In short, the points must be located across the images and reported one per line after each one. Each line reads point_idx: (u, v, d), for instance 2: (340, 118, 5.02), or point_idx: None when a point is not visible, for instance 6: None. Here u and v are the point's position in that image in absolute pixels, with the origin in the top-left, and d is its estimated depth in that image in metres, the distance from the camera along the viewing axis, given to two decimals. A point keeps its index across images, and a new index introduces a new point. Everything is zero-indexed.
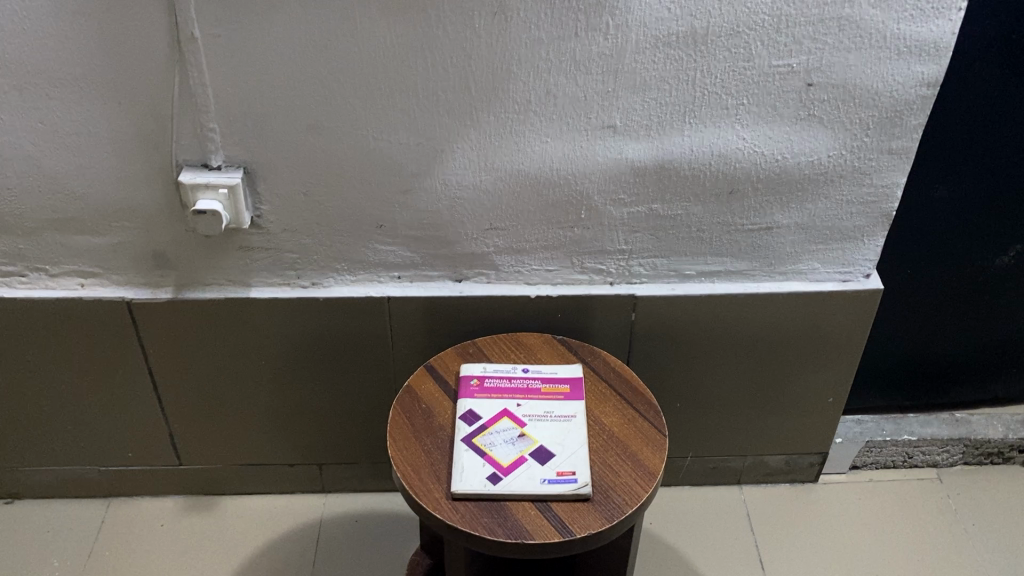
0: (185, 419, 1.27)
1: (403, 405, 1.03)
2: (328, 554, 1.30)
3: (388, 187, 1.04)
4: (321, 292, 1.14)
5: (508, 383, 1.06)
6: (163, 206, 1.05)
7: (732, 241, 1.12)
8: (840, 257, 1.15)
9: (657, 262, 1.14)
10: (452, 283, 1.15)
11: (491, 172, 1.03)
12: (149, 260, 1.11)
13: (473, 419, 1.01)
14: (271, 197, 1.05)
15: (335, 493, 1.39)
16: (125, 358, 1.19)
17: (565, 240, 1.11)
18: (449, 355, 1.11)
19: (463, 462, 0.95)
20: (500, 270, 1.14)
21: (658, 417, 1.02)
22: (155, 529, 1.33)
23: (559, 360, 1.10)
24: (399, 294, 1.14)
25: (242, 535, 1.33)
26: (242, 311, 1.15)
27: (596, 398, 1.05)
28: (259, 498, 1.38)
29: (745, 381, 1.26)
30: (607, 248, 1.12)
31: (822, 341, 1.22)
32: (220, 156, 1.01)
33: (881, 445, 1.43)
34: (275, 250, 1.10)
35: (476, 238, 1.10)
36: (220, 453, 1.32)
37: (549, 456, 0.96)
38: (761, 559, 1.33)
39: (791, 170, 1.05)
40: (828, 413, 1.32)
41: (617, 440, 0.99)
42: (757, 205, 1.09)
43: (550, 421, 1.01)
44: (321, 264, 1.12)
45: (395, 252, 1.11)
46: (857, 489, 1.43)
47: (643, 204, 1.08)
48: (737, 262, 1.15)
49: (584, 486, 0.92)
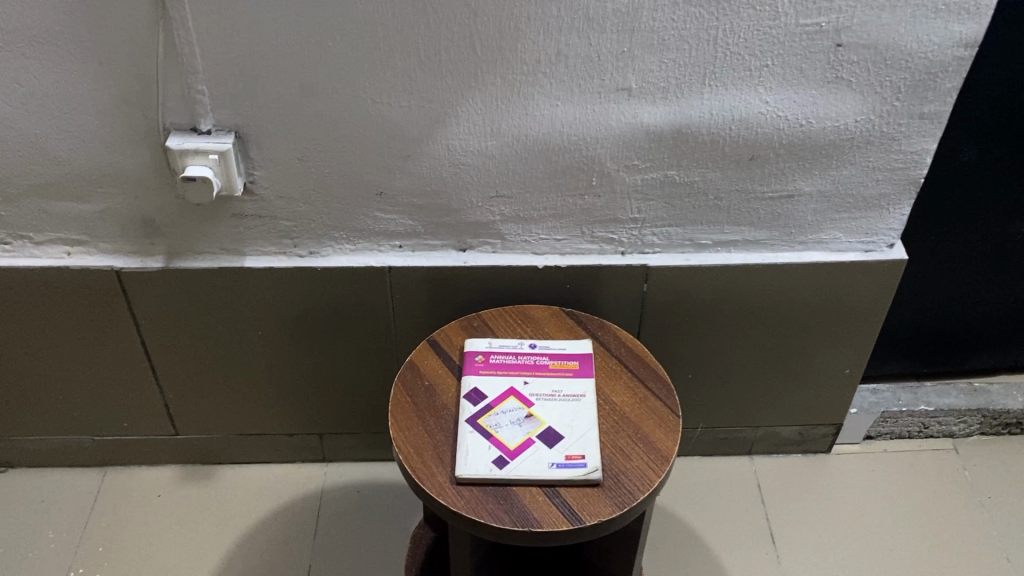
0: (179, 388, 1.23)
1: (404, 382, 0.99)
2: (330, 526, 1.28)
3: (389, 151, 0.99)
4: (318, 262, 1.09)
5: (514, 359, 1.01)
6: (150, 172, 0.99)
7: (752, 209, 1.06)
8: (863, 226, 1.09)
9: (671, 231, 1.08)
10: (456, 253, 1.10)
11: (498, 137, 0.98)
12: (138, 228, 1.06)
13: (478, 397, 0.96)
14: (265, 162, 0.99)
15: (336, 462, 1.35)
16: (116, 327, 1.14)
17: (576, 208, 1.05)
18: (452, 328, 1.05)
19: (468, 445, 0.91)
20: (507, 239, 1.08)
21: (671, 396, 0.98)
22: (151, 499, 1.30)
23: (567, 335, 1.05)
24: (400, 264, 1.09)
25: (242, 505, 1.30)
26: (237, 281, 1.10)
27: (607, 375, 1.00)
28: (258, 468, 1.34)
29: (761, 351, 1.22)
30: (619, 217, 1.06)
31: (841, 311, 1.17)
32: (209, 119, 0.95)
33: (897, 416, 1.39)
34: (270, 217, 1.05)
35: (481, 206, 1.04)
36: (217, 423, 1.28)
37: (557, 439, 0.92)
38: (771, 533, 1.30)
39: (816, 136, 0.99)
40: (844, 385, 1.28)
41: (629, 420, 0.95)
42: (778, 172, 1.03)
43: (558, 400, 0.96)
44: (318, 233, 1.07)
45: (396, 220, 1.06)
46: (871, 459, 1.40)
47: (658, 170, 1.02)
48: (756, 231, 1.09)
49: (594, 471, 0.89)
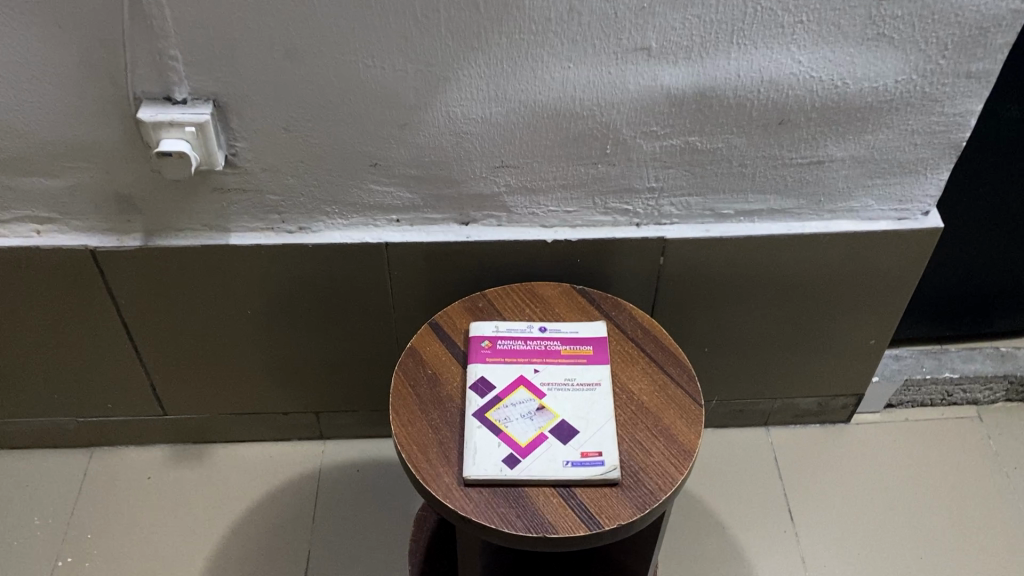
0: (165, 368, 1.16)
1: (406, 371, 0.91)
2: (329, 508, 1.22)
3: (384, 120, 0.90)
4: (310, 239, 1.01)
5: (524, 344, 0.93)
6: (122, 145, 0.90)
7: (778, 176, 0.98)
8: (898, 192, 1.01)
9: (691, 201, 1.00)
10: (458, 227, 1.02)
11: (503, 103, 0.89)
12: (112, 204, 0.97)
13: (485, 388, 0.89)
14: (248, 133, 0.90)
15: (334, 440, 1.29)
16: (93, 308, 1.07)
17: (588, 177, 0.97)
18: (455, 310, 0.98)
19: (476, 442, 0.85)
20: (513, 212, 1.00)
21: (692, 383, 0.91)
22: (141, 481, 1.24)
23: (580, 315, 0.97)
24: (398, 240, 1.01)
25: (236, 487, 1.24)
26: (222, 259, 1.01)
27: (623, 360, 0.93)
28: (252, 447, 1.28)
29: (782, 323, 1.15)
30: (634, 186, 0.98)
31: (869, 281, 1.10)
32: (184, 88, 0.86)
33: (920, 383, 1.32)
34: (255, 191, 0.96)
35: (485, 177, 0.96)
36: (207, 402, 1.21)
37: (572, 434, 0.86)
38: (789, 508, 1.25)
39: (851, 98, 0.91)
40: (868, 355, 1.21)
41: (648, 411, 0.89)
42: (809, 136, 0.94)
43: (572, 391, 0.89)
44: (308, 207, 0.98)
45: (393, 193, 0.97)
46: (892, 429, 1.34)
47: (678, 136, 0.93)
48: (783, 200, 1.01)
49: (612, 470, 0.83)
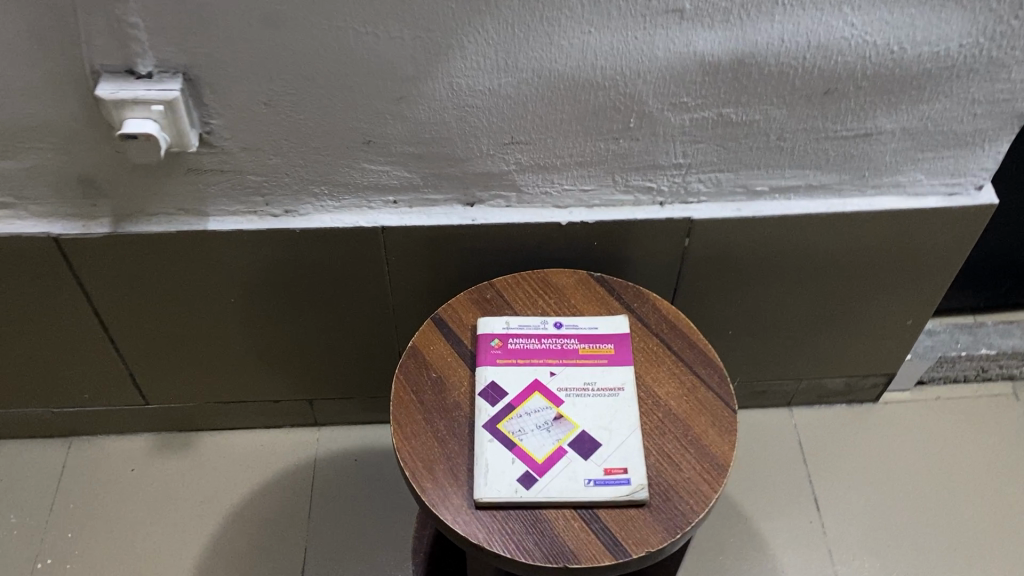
0: (145, 357, 1.07)
1: (408, 375, 0.82)
2: (326, 501, 1.14)
3: (378, 93, 0.79)
4: (298, 223, 0.91)
5: (537, 344, 0.84)
6: (81, 123, 0.80)
7: (820, 150, 0.88)
8: (950, 166, 0.91)
9: (721, 177, 0.90)
10: (462, 208, 0.91)
11: (513, 73, 0.78)
12: (75, 187, 0.86)
13: (496, 395, 0.80)
14: (224, 109, 0.79)
15: (329, 426, 1.21)
16: (62, 298, 0.97)
17: (608, 154, 0.86)
18: (461, 303, 0.88)
19: (487, 458, 0.76)
20: (523, 191, 0.90)
21: (724, 385, 0.83)
22: (124, 474, 1.16)
23: (598, 308, 0.88)
24: (395, 223, 0.90)
25: (226, 479, 1.16)
26: (200, 245, 0.91)
27: (648, 361, 0.84)
28: (242, 435, 1.20)
29: (814, 304, 1.06)
30: (659, 162, 0.88)
31: (912, 261, 1.00)
32: (149, 60, 0.74)
33: (954, 360, 1.24)
34: (235, 171, 0.85)
35: (493, 154, 0.85)
36: (191, 390, 1.12)
37: (593, 448, 0.77)
38: (814, 497, 1.18)
39: (908, 64, 0.80)
40: (903, 335, 1.12)
41: (677, 419, 0.80)
42: (857, 106, 0.83)
43: (592, 397, 0.81)
44: (294, 189, 0.88)
45: (389, 172, 0.87)
46: (923, 409, 1.26)
47: (710, 108, 0.82)
48: (823, 176, 0.91)
49: (639, 490, 0.75)
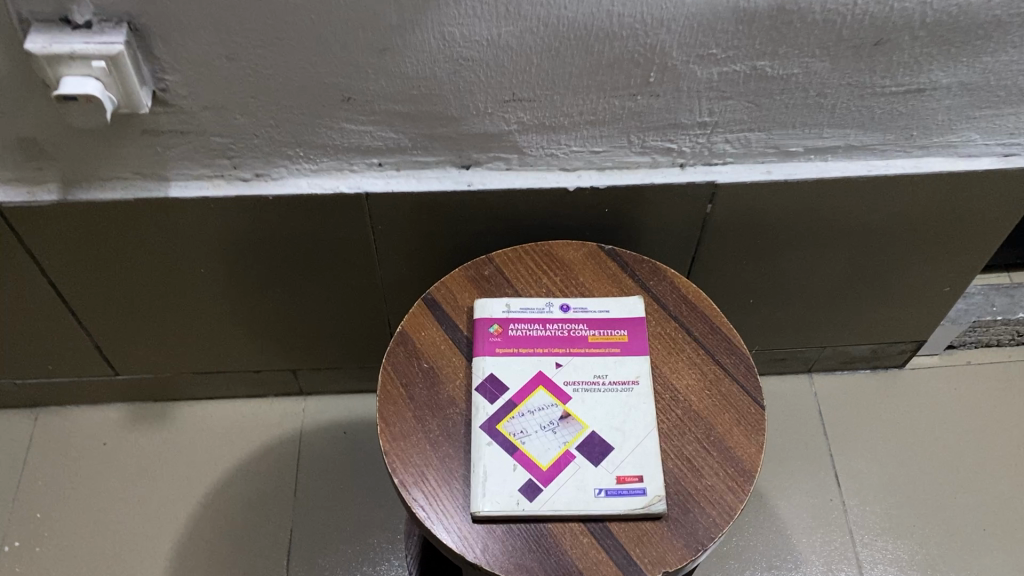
0: (111, 328, 0.98)
1: (396, 365, 0.74)
2: (313, 477, 1.07)
3: (357, 45, 0.67)
4: (270, 189, 0.80)
5: (541, 330, 0.75)
6: (14, 79, 0.68)
7: (864, 107, 0.77)
8: (1010, 124, 0.80)
9: (750, 137, 0.79)
10: (456, 172, 0.81)
11: (515, 21, 0.66)
12: (15, 150, 0.76)
13: (495, 390, 0.72)
14: (180, 63, 0.68)
15: (316, 395, 1.13)
16: (12, 268, 0.87)
17: (623, 111, 0.75)
18: (456, 280, 0.79)
19: (485, 464, 0.68)
20: (525, 153, 0.79)
21: (751, 377, 0.74)
22: (96, 448, 1.08)
23: (610, 288, 0.78)
24: (381, 188, 0.80)
25: (206, 454, 1.08)
26: (162, 213, 0.81)
27: (665, 349, 0.75)
28: (223, 404, 1.12)
29: (845, 272, 0.96)
30: (681, 121, 0.77)
31: (957, 227, 0.91)
32: (86, 8, 0.63)
33: (989, 325, 1.15)
34: (196, 132, 0.75)
35: (491, 112, 0.75)
36: (165, 361, 1.04)
37: (604, 452, 0.69)
38: (835, 471, 1.10)
39: (976, 10, 0.68)
40: (938, 302, 1.03)
41: (698, 417, 0.71)
42: (911, 59, 0.72)
43: (604, 392, 0.72)
44: (265, 151, 0.77)
45: (373, 133, 0.76)
46: (952, 375, 1.18)
47: (743, 61, 0.71)
48: (866, 135, 0.80)
49: (655, 502, 0.66)
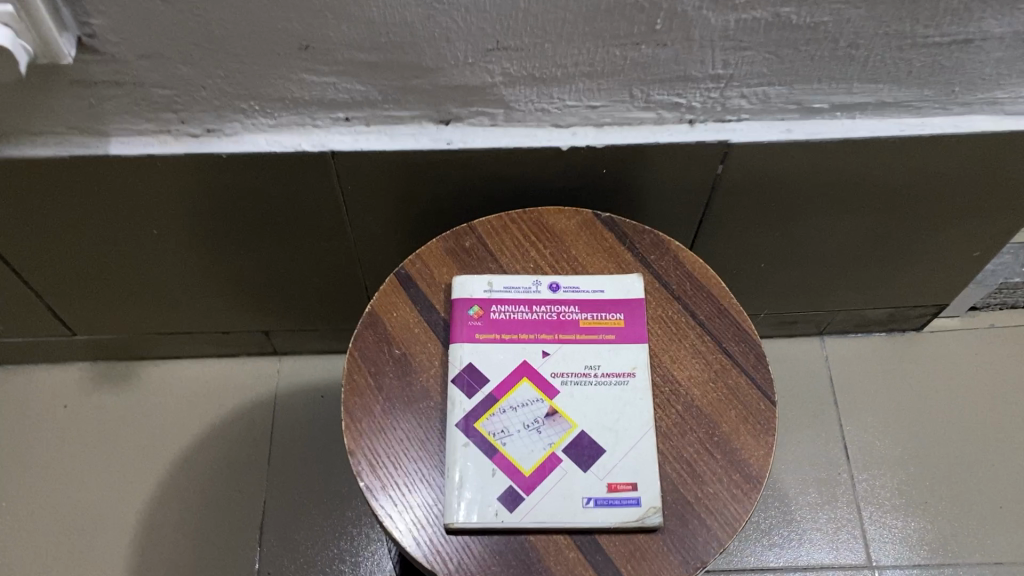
0: (62, 290, 0.90)
1: (365, 350, 0.66)
2: (288, 444, 1.00)
3: None
4: (223, 146, 0.71)
5: (527, 313, 0.67)
6: None
7: (902, 60, 0.67)
8: None
9: (769, 92, 0.70)
10: (435, 128, 0.72)
11: None
12: None
13: (475, 383, 0.64)
14: (105, 5, 0.58)
15: (292, 355, 1.06)
16: None
17: (624, 62, 0.65)
18: (434, 254, 0.70)
19: (462, 468, 0.61)
20: (512, 107, 0.70)
21: (761, 369, 0.66)
22: (56, 411, 1.01)
23: (606, 264, 0.70)
24: (347, 147, 0.71)
25: (173, 417, 1.01)
26: (103, 172, 0.72)
27: (666, 334, 0.67)
28: (191, 364, 1.05)
29: (866, 236, 0.87)
30: (691, 74, 0.67)
31: (995, 190, 0.81)
32: None
33: (1017, 287, 1.06)
34: (134, 83, 0.65)
35: (473, 63, 0.65)
36: (125, 321, 0.96)
37: (594, 455, 0.61)
38: (844, 442, 1.04)
39: None
40: (966, 266, 0.95)
41: (701, 414, 0.64)
42: (962, 6, 0.62)
43: (595, 386, 0.64)
44: (215, 104, 0.68)
45: (337, 84, 0.66)
46: (974, 340, 1.10)
47: (765, 7, 0.60)
48: (901, 90, 0.70)
49: (651, 515, 0.59)
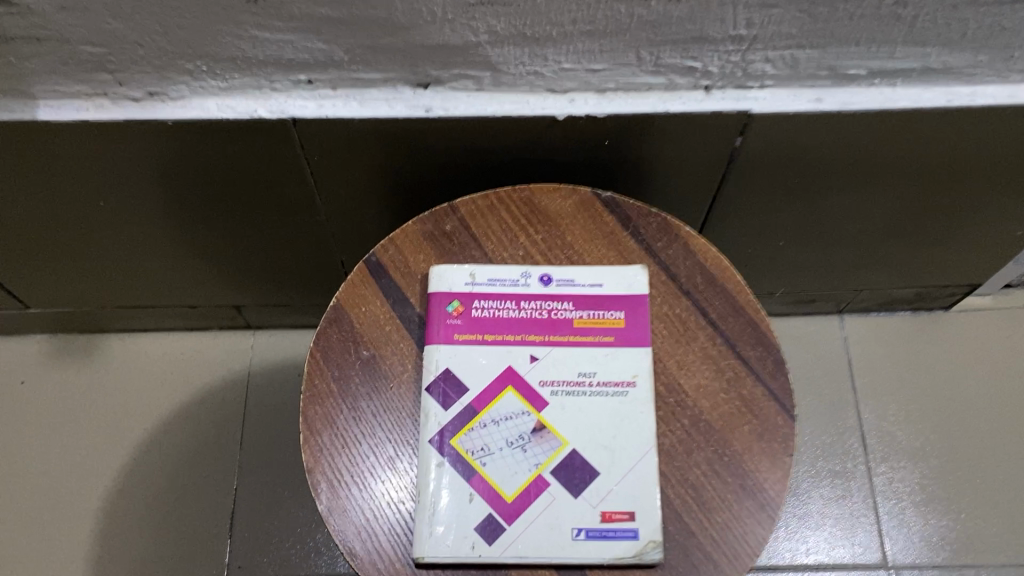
0: (6, 263, 0.81)
1: (328, 349, 0.58)
2: (261, 427, 0.93)
3: None
4: (168, 112, 0.62)
5: (514, 310, 0.59)
6: None
7: (958, 20, 0.57)
8: None
9: (798, 55, 0.60)
10: (411, 92, 0.63)
11: None
12: None
13: (452, 392, 0.56)
14: None
15: (267, 329, 0.98)
16: None
17: (630, 21, 0.56)
18: (409, 238, 0.62)
19: (435, 493, 0.53)
20: (500, 70, 0.61)
21: (780, 377, 0.57)
22: (13, 389, 0.94)
23: (605, 253, 0.61)
24: (309, 113, 0.62)
25: (139, 395, 0.94)
26: (34, 140, 0.64)
27: (672, 336, 0.59)
28: (159, 338, 0.97)
29: (898, 213, 0.78)
30: (709, 34, 0.57)
31: None
32: None
33: None
34: (56, 38, 0.56)
35: (452, 20, 0.55)
36: (81, 295, 0.88)
37: (587, 479, 0.54)
38: (861, 431, 0.96)
39: None
40: (1006, 245, 0.86)
41: (710, 430, 0.56)
42: None
43: (589, 398, 0.56)
44: (155, 64, 0.59)
45: (295, 43, 0.57)
46: (1007, 320, 1.01)
47: None
48: (952, 54, 0.60)
49: (649, 550, 0.52)
